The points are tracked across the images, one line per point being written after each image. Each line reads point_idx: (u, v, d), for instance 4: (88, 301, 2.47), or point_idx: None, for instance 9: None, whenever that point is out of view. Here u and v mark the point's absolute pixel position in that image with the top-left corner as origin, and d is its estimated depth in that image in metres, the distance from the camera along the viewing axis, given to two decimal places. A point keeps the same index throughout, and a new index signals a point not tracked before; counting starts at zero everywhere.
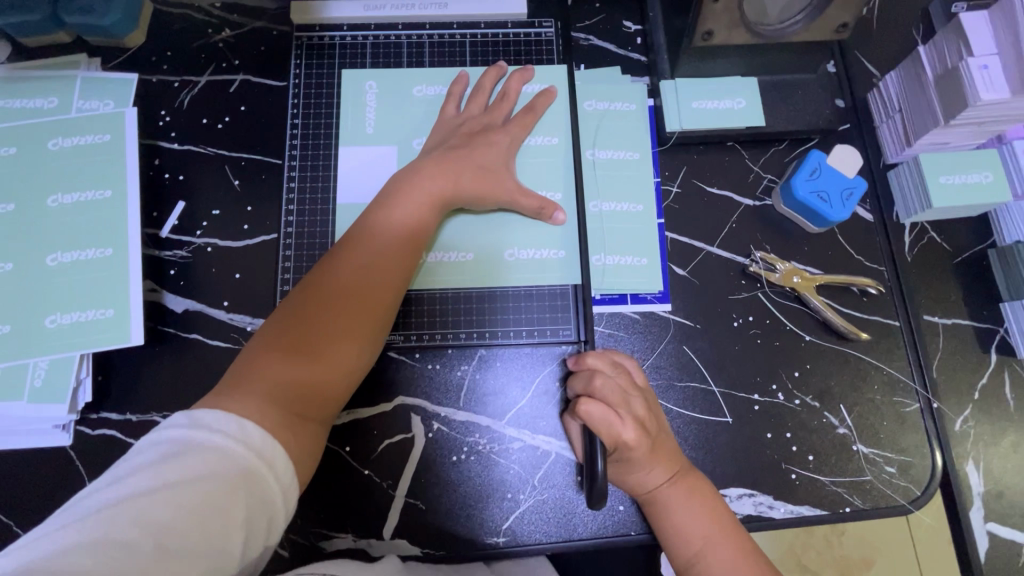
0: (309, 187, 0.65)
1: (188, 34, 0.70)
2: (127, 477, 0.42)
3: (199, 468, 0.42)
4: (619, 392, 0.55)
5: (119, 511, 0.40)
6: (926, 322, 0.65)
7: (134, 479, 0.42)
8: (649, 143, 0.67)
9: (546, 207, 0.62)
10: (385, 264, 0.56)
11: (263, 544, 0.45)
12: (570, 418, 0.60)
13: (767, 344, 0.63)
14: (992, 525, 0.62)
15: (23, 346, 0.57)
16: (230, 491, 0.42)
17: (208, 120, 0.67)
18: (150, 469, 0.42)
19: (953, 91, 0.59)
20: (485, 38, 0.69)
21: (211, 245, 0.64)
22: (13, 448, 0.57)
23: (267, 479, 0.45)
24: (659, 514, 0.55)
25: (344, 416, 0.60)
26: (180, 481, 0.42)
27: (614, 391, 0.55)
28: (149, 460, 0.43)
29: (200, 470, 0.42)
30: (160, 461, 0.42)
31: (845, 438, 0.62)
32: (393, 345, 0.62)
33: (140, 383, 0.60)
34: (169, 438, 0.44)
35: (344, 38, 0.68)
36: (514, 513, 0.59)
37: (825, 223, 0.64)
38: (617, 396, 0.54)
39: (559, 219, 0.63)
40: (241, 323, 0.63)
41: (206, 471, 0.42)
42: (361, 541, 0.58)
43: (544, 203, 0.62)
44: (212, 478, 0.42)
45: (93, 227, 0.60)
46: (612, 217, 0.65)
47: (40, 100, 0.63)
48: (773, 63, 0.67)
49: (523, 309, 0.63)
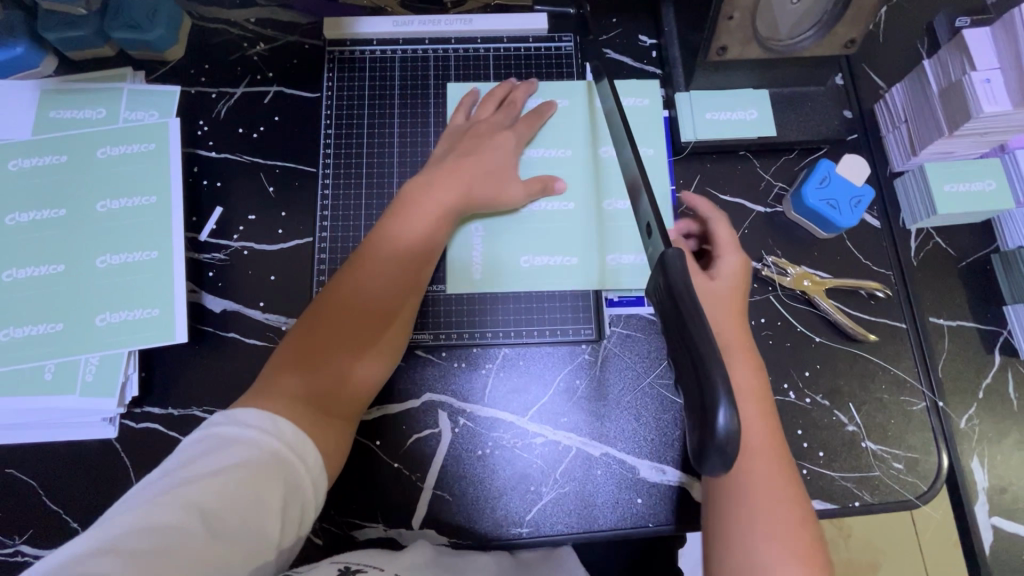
0: (342, 194, 0.68)
1: (226, 48, 0.73)
2: (176, 469, 0.45)
3: (242, 459, 0.46)
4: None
5: (172, 497, 0.43)
6: (932, 324, 0.67)
7: (182, 471, 0.45)
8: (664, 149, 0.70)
9: (545, 182, 0.66)
10: (387, 266, 0.59)
11: (295, 532, 0.48)
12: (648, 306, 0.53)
13: (779, 344, 0.66)
14: (996, 520, 0.64)
15: (74, 342, 0.60)
16: (270, 479, 0.46)
17: (244, 130, 0.71)
18: (197, 461, 0.46)
19: (957, 104, 0.62)
20: (508, 53, 0.73)
21: (248, 249, 0.67)
22: (63, 439, 0.61)
23: (300, 472, 0.49)
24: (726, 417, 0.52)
25: (374, 412, 0.63)
26: (226, 470, 0.45)
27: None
28: (195, 454, 0.46)
29: (243, 460, 0.46)
30: (206, 455, 0.46)
31: (854, 435, 0.64)
32: (420, 344, 0.65)
33: (181, 379, 0.63)
34: (213, 434, 0.48)
35: (373, 52, 0.72)
36: (537, 505, 0.62)
37: (835, 229, 0.67)
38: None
39: (560, 187, 0.67)
40: (277, 323, 0.66)
41: (249, 461, 0.46)
42: (391, 530, 0.61)
43: (544, 180, 0.66)
44: (254, 468, 0.46)
45: (140, 230, 0.63)
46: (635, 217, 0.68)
47: (89, 111, 0.67)
48: (784, 76, 0.70)
49: (545, 311, 0.66)
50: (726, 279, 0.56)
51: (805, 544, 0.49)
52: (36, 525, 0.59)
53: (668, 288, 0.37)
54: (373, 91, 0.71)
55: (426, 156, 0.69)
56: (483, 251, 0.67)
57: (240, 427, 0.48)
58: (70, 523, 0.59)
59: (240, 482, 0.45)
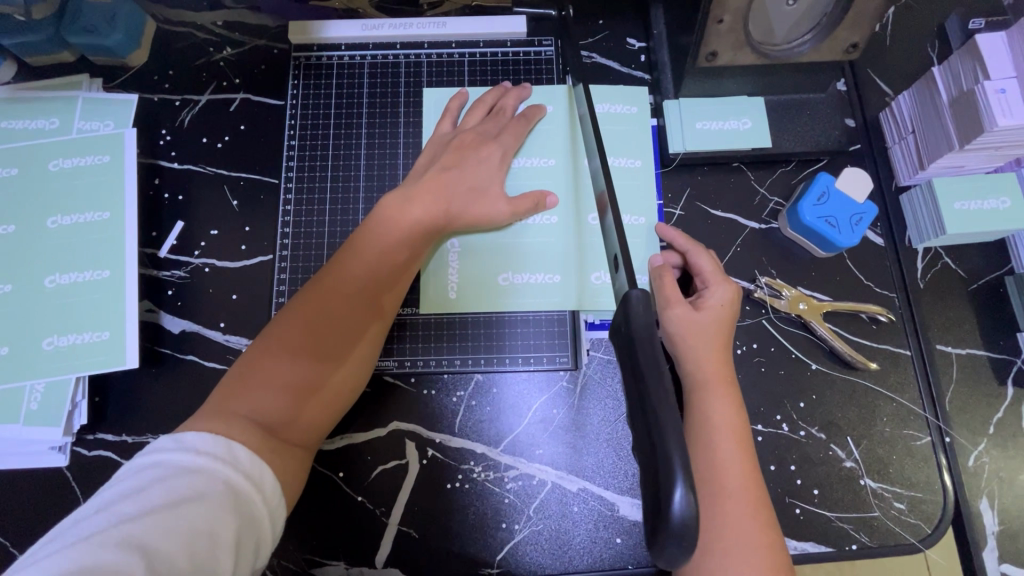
0: (305, 209, 0.65)
1: (190, 52, 0.70)
2: (116, 504, 0.40)
3: (190, 490, 0.41)
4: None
5: (109, 536, 0.38)
6: (939, 352, 0.62)
7: (122, 505, 0.40)
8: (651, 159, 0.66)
9: (538, 199, 0.61)
10: (356, 280, 0.55)
11: (251, 569, 0.43)
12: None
13: (772, 372, 0.61)
14: (1006, 566, 0.59)
15: (21, 367, 0.57)
16: (222, 511, 0.41)
17: (208, 139, 0.67)
18: (140, 493, 0.41)
19: (968, 116, 0.57)
20: (484, 58, 0.69)
21: (209, 265, 0.64)
22: (9, 468, 0.57)
23: (254, 501, 0.44)
24: (698, 450, 0.50)
25: (338, 441, 0.60)
26: (171, 503, 0.40)
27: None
28: (137, 485, 0.42)
29: (192, 490, 0.41)
30: (150, 486, 0.41)
31: (852, 472, 0.59)
32: (387, 370, 0.61)
33: (135, 404, 0.60)
34: (160, 462, 0.43)
35: (341, 58, 0.68)
36: (509, 543, 0.58)
37: (834, 248, 0.62)
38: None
39: (553, 203, 0.62)
40: (237, 345, 0.62)
41: (197, 492, 0.41)
42: (353, 569, 0.57)
43: (536, 197, 0.61)
44: (202, 499, 0.41)
45: (92, 248, 0.60)
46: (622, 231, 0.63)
47: (42, 121, 0.64)
48: (781, 83, 0.65)
49: (520, 335, 0.62)
50: (710, 311, 0.54)
51: None
52: None
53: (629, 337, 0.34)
54: (341, 100, 0.67)
55: (394, 169, 0.66)
56: (458, 265, 0.62)
57: (190, 454, 0.44)
58: (14, 557, 0.56)
59: (186, 515, 0.40)
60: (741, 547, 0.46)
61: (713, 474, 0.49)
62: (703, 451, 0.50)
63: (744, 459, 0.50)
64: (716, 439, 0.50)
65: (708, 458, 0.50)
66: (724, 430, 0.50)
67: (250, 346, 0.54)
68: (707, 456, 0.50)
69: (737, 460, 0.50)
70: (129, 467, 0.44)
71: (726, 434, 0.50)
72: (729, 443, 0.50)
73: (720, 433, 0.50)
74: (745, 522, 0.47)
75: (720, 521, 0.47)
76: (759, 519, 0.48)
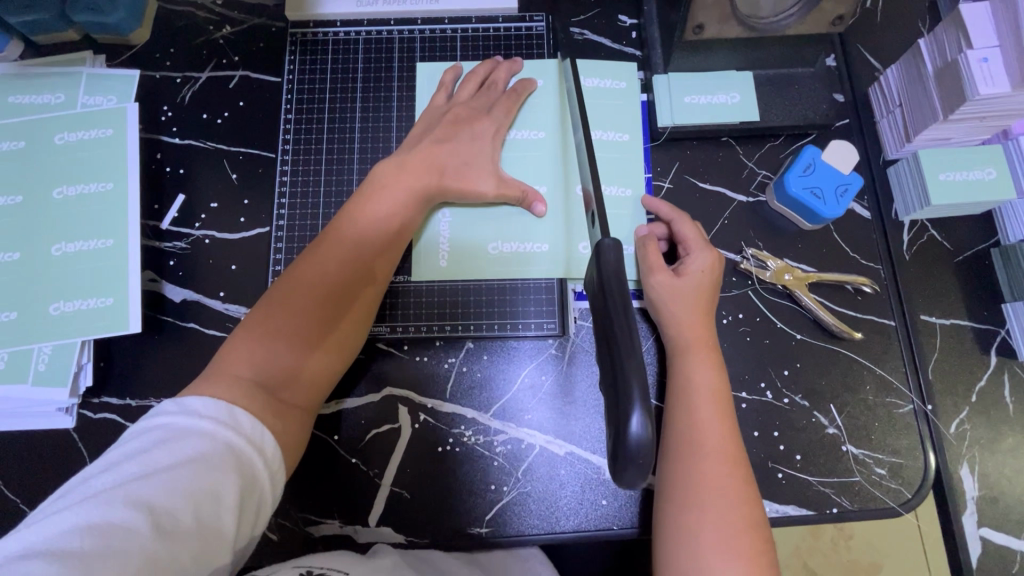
0: (302, 180, 0.66)
1: (190, 31, 0.71)
2: (121, 463, 0.42)
3: (193, 452, 0.43)
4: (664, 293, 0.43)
5: (115, 494, 0.40)
6: (923, 322, 0.63)
7: (128, 465, 0.42)
8: (640, 132, 0.67)
9: (527, 195, 0.62)
10: (352, 248, 0.57)
11: (252, 530, 0.45)
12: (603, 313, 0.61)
13: (757, 341, 0.63)
14: (986, 531, 0.60)
15: (30, 331, 0.59)
16: (223, 474, 0.43)
17: (208, 115, 0.69)
18: (146, 453, 0.42)
19: (952, 85, 0.58)
20: (476, 34, 0.70)
21: (209, 237, 0.66)
22: (19, 429, 0.60)
23: (255, 462, 0.45)
24: (680, 410, 0.52)
25: (332, 406, 0.62)
26: (175, 464, 0.42)
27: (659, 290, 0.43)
28: (141, 446, 0.43)
29: (194, 452, 0.43)
30: (155, 446, 0.43)
31: (834, 438, 0.61)
32: (380, 337, 0.63)
33: (138, 370, 0.62)
34: (164, 424, 0.45)
35: (336, 34, 0.70)
36: (499, 504, 0.60)
37: (820, 220, 0.63)
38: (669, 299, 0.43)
39: (541, 210, 0.63)
40: (236, 313, 0.64)
41: (199, 454, 0.43)
42: (347, 527, 0.60)
43: (526, 192, 0.62)
44: (204, 460, 0.43)
45: (97, 218, 0.62)
46: (609, 202, 0.64)
47: (48, 96, 0.66)
48: (769, 56, 0.66)
49: (509, 303, 0.64)
50: (692, 277, 0.55)
51: (750, 545, 0.46)
52: None
53: (601, 285, 0.42)
54: (336, 75, 0.69)
55: (388, 142, 0.67)
56: (450, 236, 0.64)
57: (193, 417, 0.45)
58: (24, 513, 0.59)
59: (190, 476, 0.42)
60: (720, 502, 0.47)
61: (693, 432, 0.50)
62: (685, 412, 0.51)
63: (726, 420, 0.51)
64: (697, 400, 0.52)
65: (689, 418, 0.51)
66: (706, 392, 0.52)
67: (248, 315, 0.55)
68: (688, 415, 0.51)
69: (717, 420, 0.51)
70: (135, 429, 0.45)
71: (707, 395, 0.52)
72: (709, 403, 0.51)
73: (700, 396, 0.52)
74: (723, 479, 0.48)
75: (696, 477, 0.49)
76: (738, 475, 0.49)
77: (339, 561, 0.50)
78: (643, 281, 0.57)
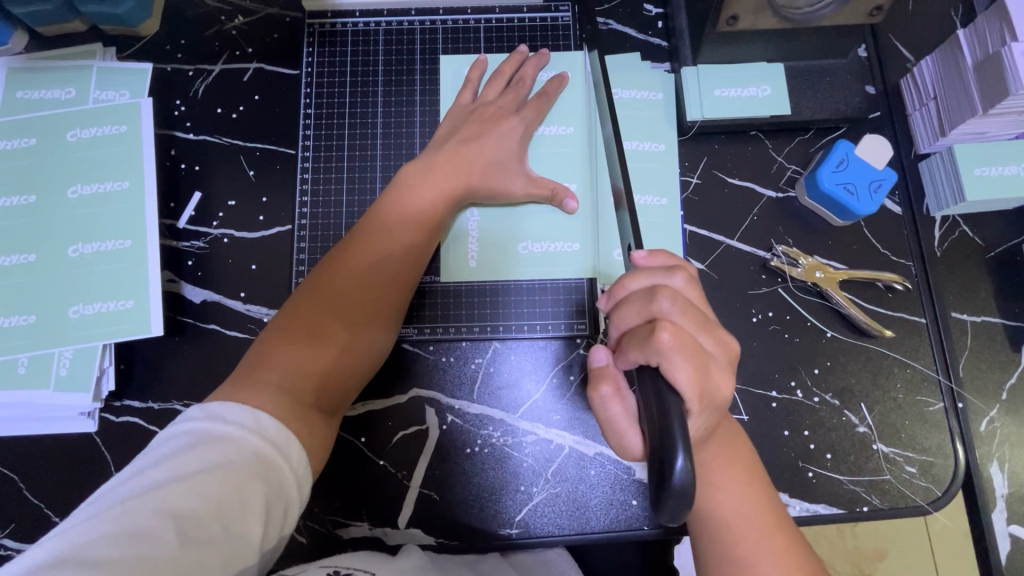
0: (323, 177, 0.65)
1: (202, 21, 0.69)
2: (147, 469, 0.41)
3: (220, 458, 0.42)
4: (693, 313, 0.45)
5: (142, 501, 0.39)
6: (954, 320, 0.63)
7: (154, 471, 0.41)
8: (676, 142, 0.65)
9: (558, 192, 0.61)
10: (380, 247, 0.56)
11: (279, 533, 0.44)
12: (604, 389, 0.46)
13: (787, 340, 0.62)
14: (1013, 527, 0.61)
15: (49, 335, 0.58)
16: (250, 481, 0.42)
17: (223, 110, 0.67)
18: (172, 459, 0.42)
19: (994, 78, 0.57)
20: (500, 24, 0.68)
21: (228, 236, 0.64)
22: (40, 434, 0.59)
23: (283, 470, 0.44)
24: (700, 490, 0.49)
25: (359, 408, 0.61)
26: (201, 470, 0.41)
27: (686, 310, 0.45)
28: (168, 452, 0.42)
29: (220, 458, 0.42)
30: (180, 452, 0.42)
31: (865, 437, 0.60)
32: (407, 338, 0.62)
33: (160, 372, 0.61)
34: (189, 430, 0.44)
35: (355, 25, 0.68)
36: (528, 505, 0.59)
37: (852, 216, 0.62)
38: (691, 316, 0.45)
39: (571, 207, 0.62)
40: (258, 314, 0.63)
41: (226, 461, 0.42)
42: (376, 530, 0.59)
43: (557, 189, 0.61)
44: (231, 468, 0.42)
45: (113, 219, 0.61)
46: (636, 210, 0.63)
47: (58, 91, 0.64)
48: (802, 47, 0.64)
49: (537, 303, 0.63)
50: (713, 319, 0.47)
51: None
52: (16, 520, 0.58)
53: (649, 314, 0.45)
54: (356, 68, 0.67)
55: (410, 138, 0.66)
56: (478, 234, 0.63)
57: (222, 423, 0.44)
58: (49, 518, 0.58)
59: (216, 483, 0.41)
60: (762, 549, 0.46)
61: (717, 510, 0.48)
62: (710, 485, 0.49)
63: (748, 483, 0.49)
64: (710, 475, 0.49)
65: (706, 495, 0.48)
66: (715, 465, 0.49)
67: (275, 317, 0.55)
68: (711, 487, 0.48)
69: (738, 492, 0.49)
70: (160, 437, 0.44)
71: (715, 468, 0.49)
72: (724, 468, 0.49)
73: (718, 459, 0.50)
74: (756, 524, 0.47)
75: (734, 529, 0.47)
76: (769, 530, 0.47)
77: (368, 562, 0.50)
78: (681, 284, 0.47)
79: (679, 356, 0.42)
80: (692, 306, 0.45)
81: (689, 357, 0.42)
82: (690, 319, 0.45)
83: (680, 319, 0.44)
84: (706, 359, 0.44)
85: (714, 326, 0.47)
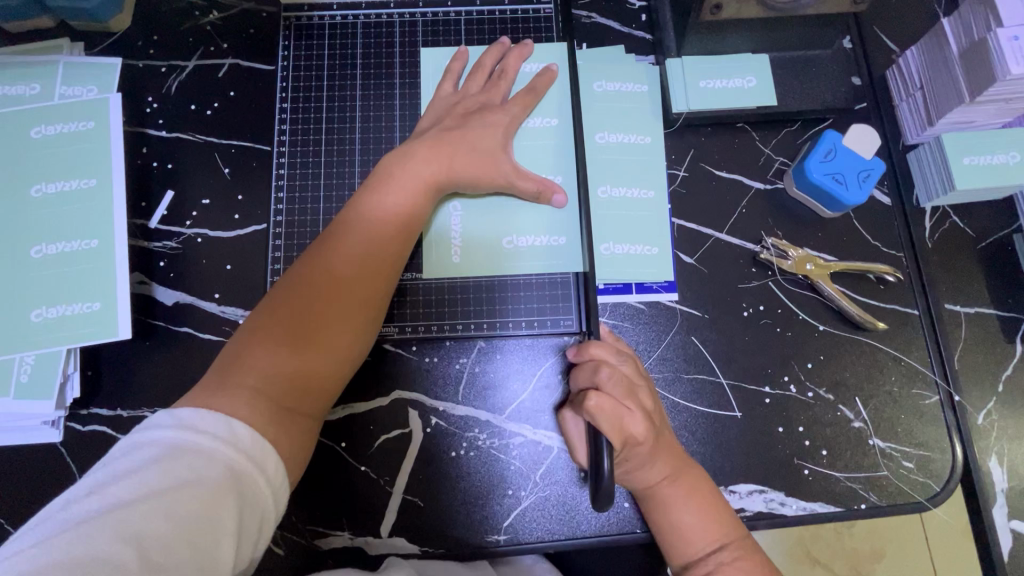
0: (299, 174, 0.63)
1: (175, 17, 0.67)
2: (109, 486, 0.39)
3: (187, 473, 0.39)
4: (625, 385, 0.52)
5: (102, 522, 0.37)
6: (947, 312, 0.61)
7: (116, 489, 0.38)
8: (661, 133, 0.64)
9: (544, 189, 0.59)
10: (359, 244, 0.54)
11: (253, 549, 0.42)
12: (568, 410, 0.57)
13: (779, 334, 0.61)
14: (1014, 523, 0.59)
15: (9, 340, 0.55)
16: (222, 497, 0.39)
17: (197, 106, 0.65)
18: (135, 474, 0.39)
19: (981, 65, 0.56)
20: (481, 17, 0.67)
21: (201, 236, 0.62)
22: (1, 444, 0.56)
23: (259, 484, 0.42)
24: (657, 510, 0.53)
25: (338, 411, 0.58)
26: (167, 487, 0.39)
27: (619, 381, 0.52)
28: (130, 467, 0.39)
29: (187, 474, 0.39)
30: (144, 467, 0.39)
31: (861, 432, 0.59)
32: (388, 337, 0.60)
33: (130, 378, 0.58)
34: (155, 441, 0.41)
35: (333, 18, 0.67)
36: (515, 510, 0.57)
37: (841, 207, 0.61)
38: (622, 386, 0.52)
39: (559, 202, 0.60)
40: (233, 316, 0.60)
41: (194, 476, 0.39)
42: (358, 539, 0.56)
43: (543, 186, 0.59)
44: (199, 484, 0.39)
45: (79, 218, 0.58)
46: (622, 203, 0.62)
47: (23, 87, 0.61)
48: (787, 38, 0.63)
49: (523, 299, 0.61)
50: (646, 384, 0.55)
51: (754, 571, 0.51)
52: None
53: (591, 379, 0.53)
54: (334, 61, 0.66)
55: (390, 131, 0.64)
56: (461, 230, 0.61)
57: (191, 434, 0.41)
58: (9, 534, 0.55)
59: (183, 501, 0.38)
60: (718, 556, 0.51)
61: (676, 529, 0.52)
62: (658, 509, 0.53)
63: (693, 495, 0.53)
64: (665, 499, 0.52)
65: (665, 516, 0.53)
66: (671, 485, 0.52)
67: (248, 318, 0.52)
68: (663, 510, 0.53)
69: (692, 505, 0.52)
70: (122, 448, 0.41)
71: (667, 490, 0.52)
72: (676, 489, 0.52)
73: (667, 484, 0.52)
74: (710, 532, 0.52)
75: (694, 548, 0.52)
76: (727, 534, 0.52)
77: None
78: (621, 355, 0.55)
79: (609, 414, 0.49)
80: (625, 378, 0.53)
81: (617, 417, 0.49)
82: (620, 388, 0.52)
83: (614, 386, 0.52)
84: (630, 419, 0.50)
85: (649, 392, 0.54)
